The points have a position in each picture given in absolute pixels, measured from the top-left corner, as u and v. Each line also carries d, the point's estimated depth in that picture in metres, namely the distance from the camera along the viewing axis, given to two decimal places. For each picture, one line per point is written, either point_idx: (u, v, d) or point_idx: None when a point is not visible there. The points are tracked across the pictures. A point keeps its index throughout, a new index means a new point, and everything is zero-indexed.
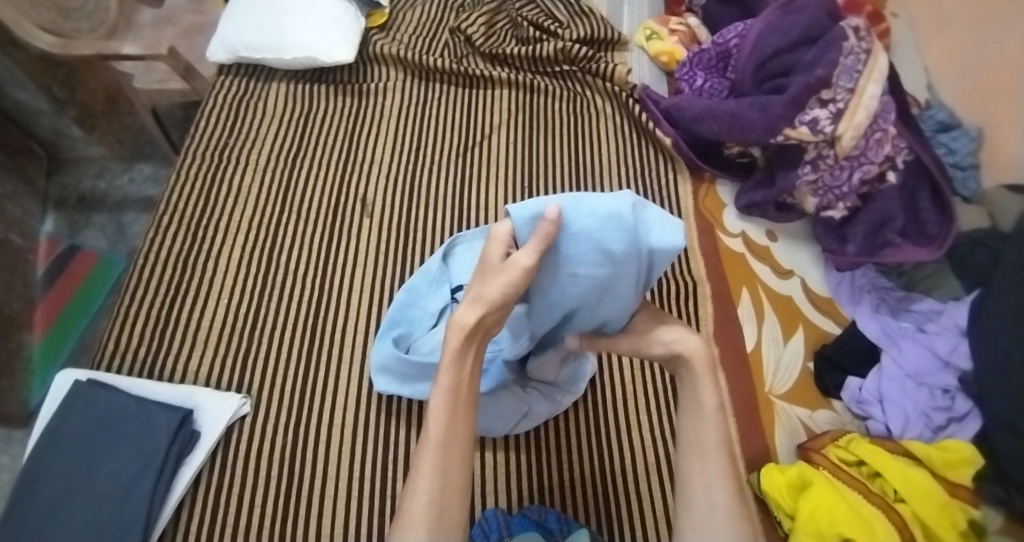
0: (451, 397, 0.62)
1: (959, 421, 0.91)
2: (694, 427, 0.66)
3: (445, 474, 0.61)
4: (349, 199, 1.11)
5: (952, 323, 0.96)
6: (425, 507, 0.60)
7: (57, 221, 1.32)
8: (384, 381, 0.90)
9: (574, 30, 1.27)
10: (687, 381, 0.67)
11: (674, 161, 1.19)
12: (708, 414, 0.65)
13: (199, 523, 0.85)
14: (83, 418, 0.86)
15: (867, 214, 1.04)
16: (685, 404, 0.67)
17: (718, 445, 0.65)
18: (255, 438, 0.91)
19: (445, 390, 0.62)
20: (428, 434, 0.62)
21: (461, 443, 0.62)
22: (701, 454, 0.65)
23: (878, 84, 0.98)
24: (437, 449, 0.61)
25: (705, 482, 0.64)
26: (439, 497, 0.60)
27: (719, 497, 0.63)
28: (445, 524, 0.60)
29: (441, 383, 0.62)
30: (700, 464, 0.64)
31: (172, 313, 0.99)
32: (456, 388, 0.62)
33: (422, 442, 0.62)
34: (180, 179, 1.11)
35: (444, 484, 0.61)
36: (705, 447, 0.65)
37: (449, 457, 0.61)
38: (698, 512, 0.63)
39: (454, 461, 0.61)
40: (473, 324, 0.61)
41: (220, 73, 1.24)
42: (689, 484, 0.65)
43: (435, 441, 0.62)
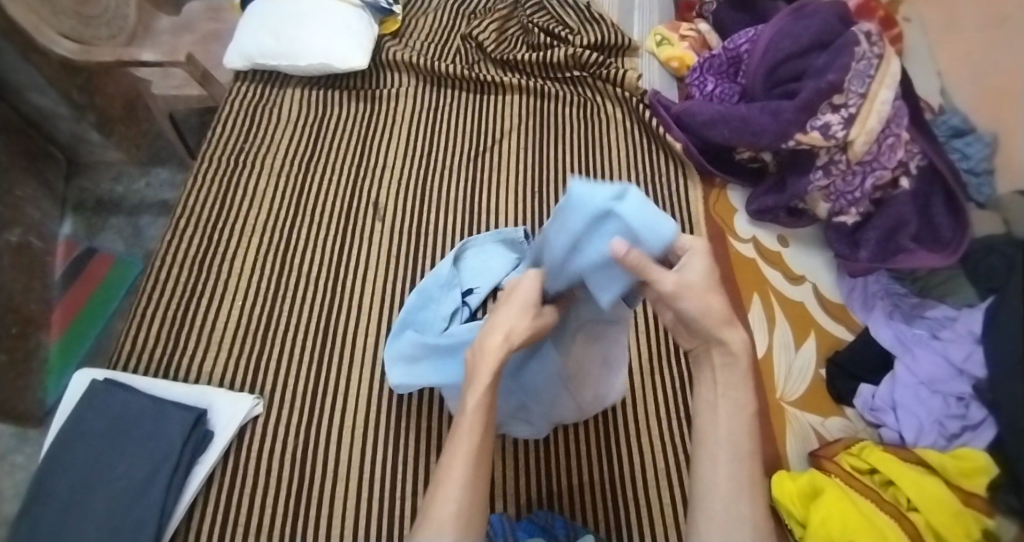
0: (485, 412, 0.62)
1: (974, 430, 0.90)
2: (730, 428, 0.61)
3: (472, 486, 0.60)
4: (361, 204, 1.12)
5: (967, 330, 0.95)
6: (453, 514, 0.58)
7: (75, 224, 1.34)
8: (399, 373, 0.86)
9: (585, 36, 1.27)
10: (725, 378, 0.62)
11: (684, 166, 1.18)
12: (745, 416, 0.62)
13: (210, 523, 0.86)
14: (101, 416, 0.88)
15: (879, 220, 1.03)
16: (719, 401, 0.62)
17: (748, 450, 0.61)
18: (267, 439, 0.92)
19: (479, 405, 0.62)
20: (456, 445, 0.61)
21: (486, 457, 0.62)
22: (731, 459, 0.60)
23: (891, 90, 0.98)
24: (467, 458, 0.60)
25: (733, 488, 0.60)
26: (467, 507, 0.59)
27: (747, 508, 0.59)
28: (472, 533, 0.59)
29: (471, 402, 0.62)
30: (731, 470, 0.60)
31: (187, 315, 1.00)
32: (489, 405, 0.63)
33: (451, 451, 0.61)
34: (197, 184, 1.13)
35: (471, 492, 0.60)
36: (737, 451, 0.60)
37: (480, 468, 0.61)
38: (722, 516, 0.59)
39: (481, 473, 0.61)
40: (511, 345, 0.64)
41: (236, 80, 1.26)
42: (713, 488, 0.60)
43: (464, 451, 0.61)
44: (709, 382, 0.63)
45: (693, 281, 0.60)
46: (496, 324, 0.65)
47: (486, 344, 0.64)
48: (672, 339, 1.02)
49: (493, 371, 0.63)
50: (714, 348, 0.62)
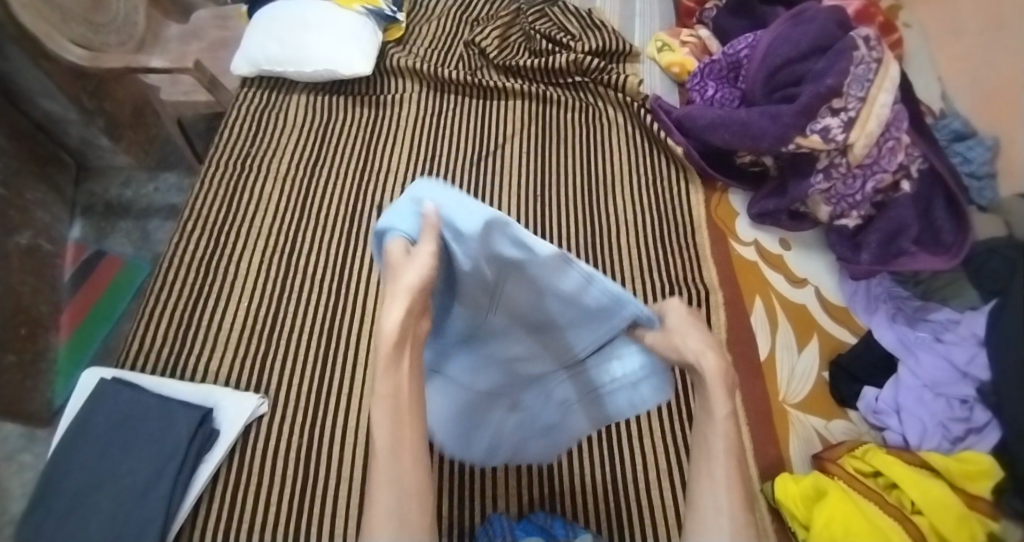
0: (393, 404, 0.54)
1: (978, 432, 0.89)
2: (702, 429, 0.60)
3: (401, 481, 0.53)
4: (365, 207, 1.13)
5: (969, 333, 0.94)
6: (385, 516, 0.52)
7: (83, 228, 1.36)
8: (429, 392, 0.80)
9: (586, 42, 1.29)
10: (695, 384, 0.61)
11: (685, 170, 1.19)
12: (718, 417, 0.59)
13: (215, 522, 0.86)
14: (107, 415, 0.88)
15: (881, 222, 1.04)
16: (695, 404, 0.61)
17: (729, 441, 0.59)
18: (271, 439, 0.92)
19: (385, 398, 0.54)
20: (374, 443, 0.54)
21: (414, 436, 0.54)
22: (707, 458, 0.59)
23: (889, 93, 0.99)
24: (387, 460, 0.53)
25: (710, 485, 0.57)
26: (398, 505, 0.52)
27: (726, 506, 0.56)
28: (413, 529, 0.52)
29: (379, 391, 0.54)
30: (706, 468, 0.58)
31: (192, 316, 1.01)
32: (398, 395, 0.54)
33: (373, 459, 0.53)
34: (203, 187, 1.14)
35: (402, 498, 0.53)
36: (711, 450, 0.59)
37: (401, 459, 0.53)
38: (702, 514, 0.57)
39: (407, 464, 0.53)
40: (400, 324, 0.54)
41: (242, 86, 1.27)
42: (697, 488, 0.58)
43: (381, 449, 0.53)
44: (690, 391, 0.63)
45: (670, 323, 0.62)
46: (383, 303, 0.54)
47: (376, 336, 0.54)
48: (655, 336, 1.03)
49: (388, 356, 0.54)
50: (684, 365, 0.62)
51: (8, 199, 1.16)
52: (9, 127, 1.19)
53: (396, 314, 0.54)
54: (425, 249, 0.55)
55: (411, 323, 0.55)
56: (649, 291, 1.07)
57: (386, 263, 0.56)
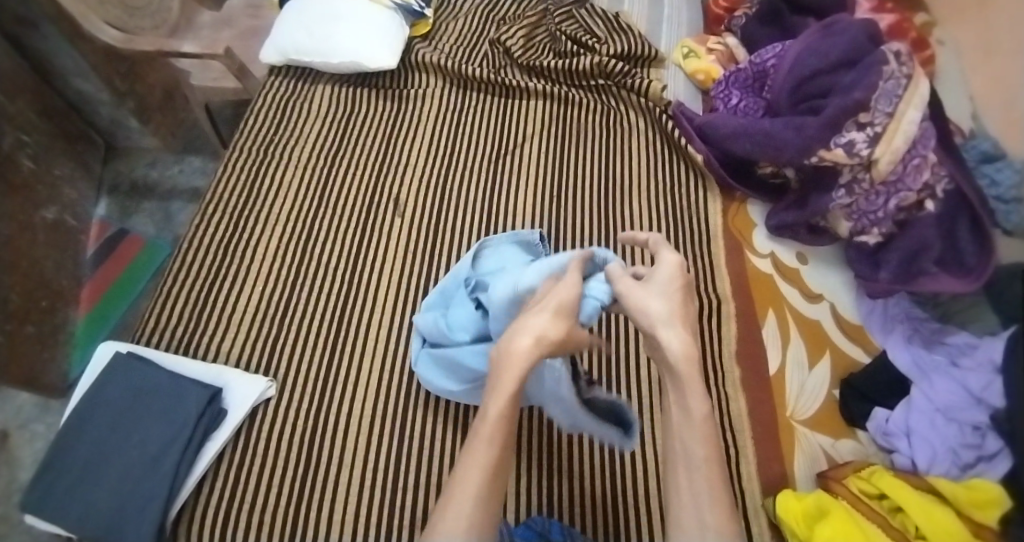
0: (507, 423, 0.61)
1: (992, 460, 0.83)
2: (682, 439, 0.64)
3: (485, 492, 0.59)
4: (382, 199, 1.14)
5: (989, 356, 0.83)
6: (463, 517, 0.57)
7: (109, 206, 1.39)
8: (422, 368, 0.92)
9: (612, 46, 1.28)
10: (675, 391, 0.65)
11: (704, 178, 1.18)
12: (697, 425, 0.63)
13: (216, 499, 0.88)
14: (120, 387, 0.91)
15: (903, 242, 0.99)
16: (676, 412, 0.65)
17: (710, 458, 0.63)
18: (277, 422, 0.94)
19: (499, 416, 0.61)
20: (473, 452, 0.61)
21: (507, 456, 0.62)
22: (688, 469, 0.63)
23: (917, 110, 0.93)
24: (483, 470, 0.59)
25: (692, 495, 0.62)
26: (478, 511, 0.58)
27: (709, 515, 0.60)
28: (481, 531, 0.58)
29: (495, 408, 0.61)
30: (688, 478, 0.62)
31: (208, 297, 1.03)
32: (508, 414, 0.61)
33: (468, 462, 0.60)
34: (226, 172, 1.16)
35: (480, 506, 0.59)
36: (693, 460, 0.63)
37: (495, 479, 0.60)
38: (684, 523, 0.61)
39: (496, 475, 0.60)
40: (534, 353, 0.62)
41: (270, 75, 1.29)
42: (680, 497, 0.62)
43: (480, 459, 0.60)
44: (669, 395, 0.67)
45: (640, 296, 0.67)
46: (523, 330, 0.63)
47: (511, 352, 0.61)
48: None
49: (516, 377, 0.61)
50: (665, 366, 0.66)
51: (37, 174, 1.19)
52: (43, 104, 1.22)
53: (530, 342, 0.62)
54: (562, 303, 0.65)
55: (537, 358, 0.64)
56: None
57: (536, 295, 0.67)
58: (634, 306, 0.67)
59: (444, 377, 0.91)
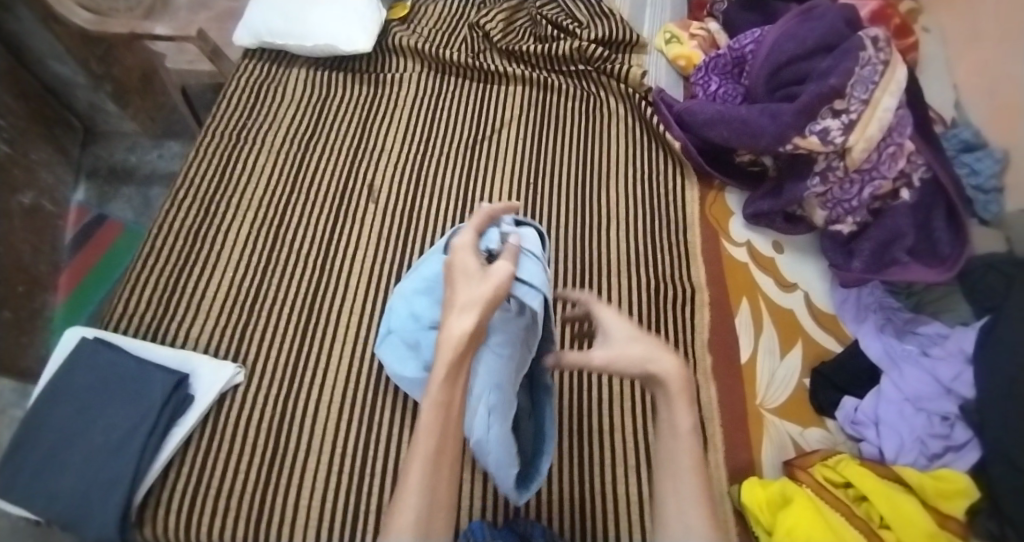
0: (443, 414, 0.59)
1: (956, 451, 0.88)
2: (669, 448, 0.62)
3: (433, 491, 0.57)
4: (355, 185, 1.14)
5: (957, 349, 0.93)
6: (411, 521, 0.56)
7: (87, 191, 1.39)
8: (384, 349, 0.93)
9: (592, 30, 1.27)
10: (664, 403, 0.63)
11: (682, 166, 1.17)
12: (682, 436, 0.62)
13: (183, 483, 0.89)
14: (87, 372, 0.91)
15: (875, 231, 1.00)
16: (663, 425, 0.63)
17: (694, 467, 0.61)
18: (245, 407, 0.94)
19: (437, 406, 0.59)
20: (415, 450, 0.58)
21: (453, 442, 0.60)
22: (676, 478, 0.61)
23: (893, 97, 0.96)
24: (428, 468, 0.58)
25: (680, 505, 0.60)
26: (426, 510, 0.57)
27: (694, 521, 0.59)
28: (433, 529, 0.57)
29: (435, 399, 0.59)
30: (676, 488, 0.61)
31: (178, 282, 1.03)
32: (450, 404, 0.60)
33: (409, 459, 0.58)
34: (198, 155, 1.15)
35: (432, 505, 0.57)
36: (679, 469, 0.61)
37: (438, 472, 0.58)
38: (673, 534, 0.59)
39: (443, 469, 0.58)
40: (470, 332, 0.60)
41: (245, 57, 1.27)
42: (666, 503, 0.61)
43: (423, 455, 0.58)
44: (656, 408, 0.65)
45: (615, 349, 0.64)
46: (456, 309, 0.62)
47: (445, 338, 0.60)
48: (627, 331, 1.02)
49: (450, 361, 0.59)
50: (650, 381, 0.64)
51: (13, 158, 1.18)
52: (19, 88, 1.22)
53: (466, 321, 0.61)
54: (499, 269, 0.65)
55: (477, 338, 0.62)
56: (631, 286, 1.06)
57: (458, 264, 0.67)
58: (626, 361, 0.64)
59: (408, 360, 0.91)
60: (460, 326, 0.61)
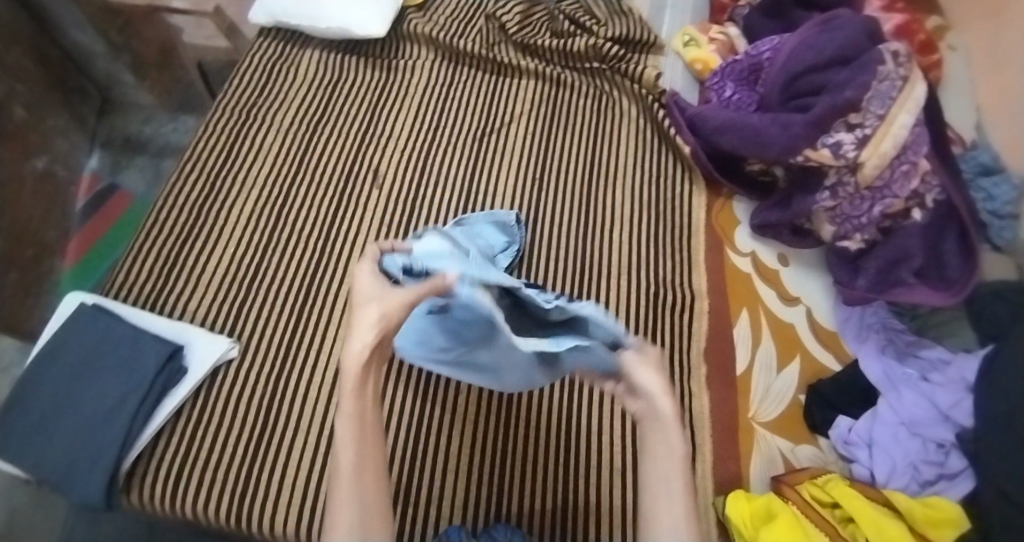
0: (358, 424, 0.62)
1: (950, 479, 0.87)
2: (662, 469, 0.62)
3: (362, 499, 0.60)
4: (361, 170, 1.14)
5: (958, 376, 0.92)
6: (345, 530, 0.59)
7: (101, 159, 1.40)
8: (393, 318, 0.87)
9: (610, 28, 1.25)
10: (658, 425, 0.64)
11: (691, 171, 1.16)
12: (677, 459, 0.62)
13: (171, 454, 0.90)
14: (82, 338, 0.92)
15: (884, 249, 0.98)
16: (655, 449, 0.63)
17: (684, 490, 0.61)
18: (237, 383, 0.95)
19: (351, 417, 0.62)
20: (339, 462, 0.62)
21: (374, 446, 0.63)
22: (667, 497, 0.61)
23: (910, 115, 0.94)
24: (351, 478, 0.61)
25: (670, 523, 0.59)
26: (359, 517, 0.60)
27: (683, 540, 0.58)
28: (372, 528, 0.60)
29: (345, 411, 0.62)
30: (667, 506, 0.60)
31: (178, 255, 1.04)
32: (362, 417, 0.62)
33: (336, 470, 0.61)
34: (208, 131, 1.15)
35: (363, 509, 0.60)
36: (672, 490, 0.61)
37: (365, 478, 0.61)
38: None
39: (368, 475, 0.62)
40: (370, 349, 0.61)
41: (260, 36, 1.27)
42: (652, 511, 0.60)
43: (346, 467, 0.61)
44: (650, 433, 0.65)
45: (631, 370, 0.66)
46: (357, 328, 0.62)
47: (345, 360, 0.61)
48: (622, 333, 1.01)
49: (356, 378, 0.61)
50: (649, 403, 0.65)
51: (30, 123, 1.19)
52: (39, 54, 1.23)
53: (365, 340, 0.62)
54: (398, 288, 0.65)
55: (379, 349, 0.63)
56: (632, 289, 1.05)
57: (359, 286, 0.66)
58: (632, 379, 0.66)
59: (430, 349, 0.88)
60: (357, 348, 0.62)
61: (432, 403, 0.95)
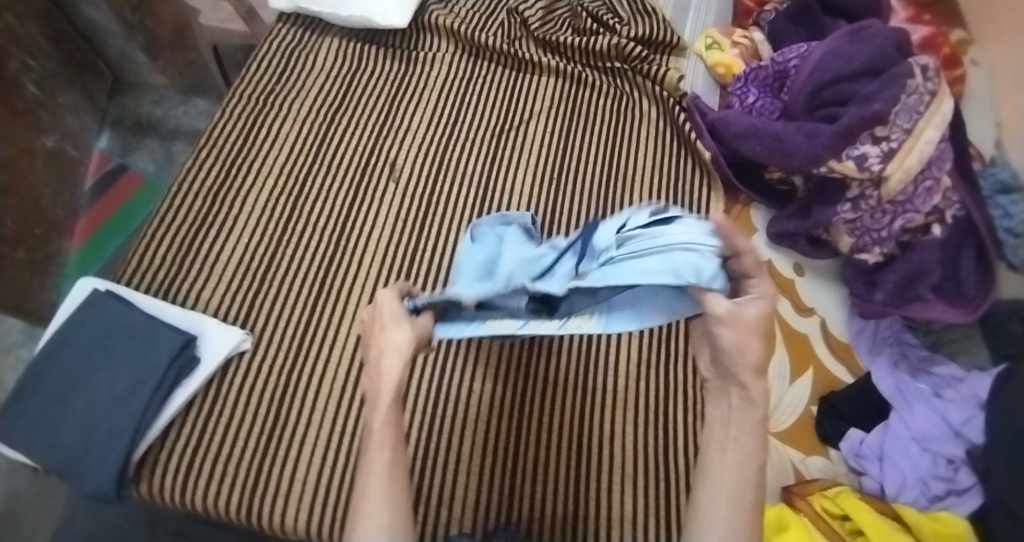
0: (393, 429, 0.64)
1: (958, 495, 0.87)
2: (734, 469, 0.58)
3: (393, 498, 0.60)
4: (378, 163, 1.12)
5: (972, 394, 0.92)
6: (378, 527, 0.58)
7: (110, 140, 1.38)
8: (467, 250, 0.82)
9: (632, 28, 1.23)
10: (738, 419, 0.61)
11: (710, 178, 1.13)
12: (751, 467, 0.59)
13: (183, 444, 0.89)
14: (94, 325, 0.91)
15: (902, 264, 0.98)
16: (728, 445, 0.60)
17: (750, 500, 0.58)
18: (249, 375, 0.94)
19: (387, 424, 0.64)
20: (371, 463, 0.62)
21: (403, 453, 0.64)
22: (730, 500, 0.57)
23: (936, 130, 0.94)
24: (384, 477, 0.61)
25: (727, 534, 0.56)
26: (392, 515, 0.59)
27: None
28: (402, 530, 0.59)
29: (382, 415, 0.64)
30: (728, 514, 0.57)
31: (193, 243, 1.02)
32: (395, 427, 0.64)
33: (367, 471, 0.62)
34: (224, 117, 1.13)
35: (394, 508, 0.60)
36: (738, 498, 0.57)
37: (396, 482, 0.62)
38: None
39: (398, 479, 0.62)
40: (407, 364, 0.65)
41: (279, 21, 1.25)
42: (705, 506, 0.58)
43: (379, 468, 0.62)
44: (722, 421, 0.62)
45: (733, 335, 0.61)
46: (389, 352, 0.65)
47: (384, 372, 0.64)
48: (639, 337, 1.01)
49: (393, 387, 0.64)
50: (733, 389, 0.62)
51: (40, 100, 1.17)
52: (51, 30, 1.20)
53: (401, 356, 0.65)
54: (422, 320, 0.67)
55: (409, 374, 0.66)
56: None
57: (380, 309, 0.67)
58: (726, 342, 0.61)
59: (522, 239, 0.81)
60: (394, 362, 0.65)
61: (449, 401, 0.97)
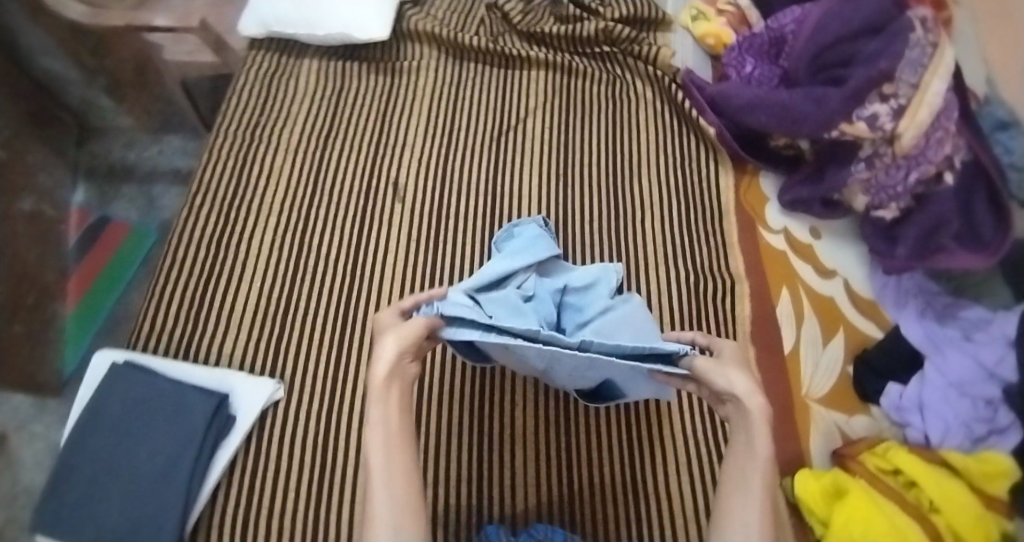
0: (383, 428, 0.64)
1: (1000, 433, 0.87)
2: (744, 467, 0.63)
3: (394, 497, 0.61)
4: (379, 184, 1.09)
5: (1001, 332, 0.91)
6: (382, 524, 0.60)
7: (86, 192, 1.31)
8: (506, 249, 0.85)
9: (614, 9, 1.24)
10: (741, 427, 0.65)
11: (715, 150, 1.15)
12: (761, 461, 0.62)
13: (233, 506, 0.86)
14: (120, 397, 0.87)
15: (920, 216, 0.99)
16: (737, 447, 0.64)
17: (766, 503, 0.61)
18: (288, 425, 0.91)
19: (376, 424, 0.64)
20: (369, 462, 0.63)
21: (407, 446, 0.64)
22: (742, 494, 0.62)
23: (943, 81, 0.91)
24: (380, 473, 0.62)
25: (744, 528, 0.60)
26: (395, 511, 0.60)
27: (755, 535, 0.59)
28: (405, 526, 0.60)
29: (371, 419, 0.64)
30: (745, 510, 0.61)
31: (206, 295, 0.98)
32: (388, 425, 0.64)
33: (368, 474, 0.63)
34: (212, 157, 1.08)
35: (397, 508, 0.61)
36: (751, 490, 0.62)
37: (398, 476, 0.62)
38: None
39: (398, 478, 0.62)
40: (393, 357, 0.66)
41: (251, 49, 1.20)
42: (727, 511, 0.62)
43: (375, 468, 0.62)
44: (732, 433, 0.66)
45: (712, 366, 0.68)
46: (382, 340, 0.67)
47: (370, 375, 0.66)
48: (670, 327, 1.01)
49: (383, 382, 0.65)
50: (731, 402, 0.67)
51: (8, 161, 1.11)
52: (8, 84, 1.13)
53: (388, 349, 0.66)
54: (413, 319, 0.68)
55: (403, 365, 0.67)
56: (669, 280, 1.04)
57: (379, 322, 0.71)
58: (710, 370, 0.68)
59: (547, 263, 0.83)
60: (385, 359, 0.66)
61: (493, 416, 0.94)
